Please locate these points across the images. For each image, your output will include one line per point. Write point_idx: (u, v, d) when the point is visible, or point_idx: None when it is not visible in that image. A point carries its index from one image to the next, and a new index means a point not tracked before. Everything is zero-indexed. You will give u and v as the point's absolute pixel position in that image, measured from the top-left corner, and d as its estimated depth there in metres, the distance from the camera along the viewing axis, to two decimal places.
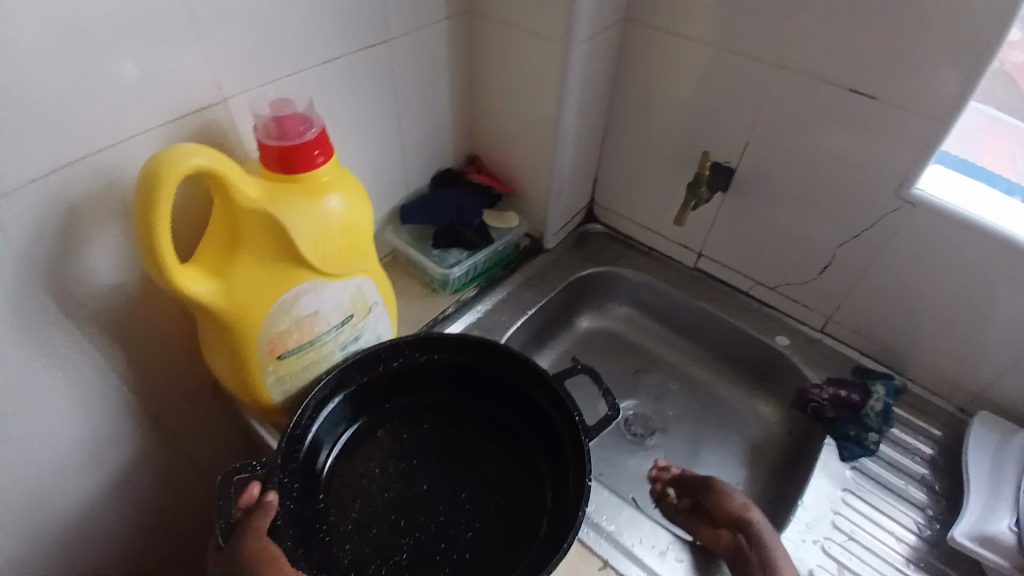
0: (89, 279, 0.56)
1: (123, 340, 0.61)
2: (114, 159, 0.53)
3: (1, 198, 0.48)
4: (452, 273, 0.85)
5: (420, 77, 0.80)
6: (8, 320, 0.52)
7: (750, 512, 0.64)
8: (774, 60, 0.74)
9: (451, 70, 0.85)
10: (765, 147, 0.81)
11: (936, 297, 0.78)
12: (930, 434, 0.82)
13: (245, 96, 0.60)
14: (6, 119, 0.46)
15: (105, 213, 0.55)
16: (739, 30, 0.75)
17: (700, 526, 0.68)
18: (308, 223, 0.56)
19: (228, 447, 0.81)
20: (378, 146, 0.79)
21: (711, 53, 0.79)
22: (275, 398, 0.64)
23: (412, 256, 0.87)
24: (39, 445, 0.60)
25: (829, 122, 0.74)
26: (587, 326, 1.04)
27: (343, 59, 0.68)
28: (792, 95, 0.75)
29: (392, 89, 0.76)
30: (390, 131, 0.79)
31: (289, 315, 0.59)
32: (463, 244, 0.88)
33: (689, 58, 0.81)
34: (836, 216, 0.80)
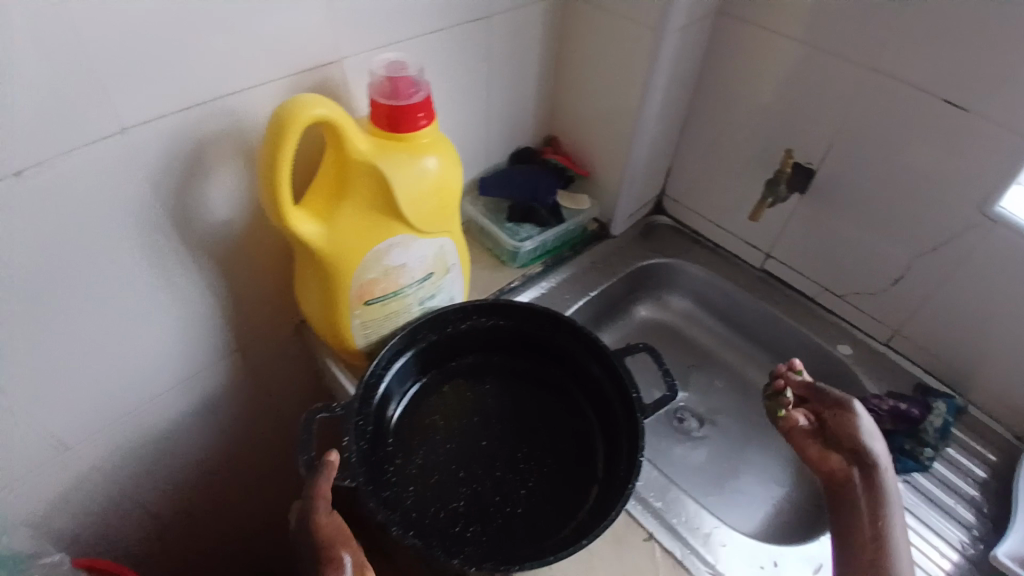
0: (208, 211, 0.62)
1: (226, 273, 0.67)
2: (243, 103, 0.58)
3: (148, 127, 0.53)
4: (523, 247, 0.88)
5: (513, 55, 0.83)
6: (137, 238, 0.58)
7: (875, 451, 0.68)
8: (870, 63, 0.74)
9: (542, 51, 0.88)
10: (850, 152, 0.81)
11: (1014, 320, 0.76)
12: (986, 458, 0.81)
13: (359, 57, 0.65)
14: (160, 55, 0.51)
15: (229, 153, 0.60)
16: (836, 30, 0.75)
17: (810, 440, 0.74)
18: (405, 181, 0.60)
19: (299, 389, 0.86)
20: (467, 118, 0.83)
21: (803, 51, 0.79)
22: (356, 342, 0.69)
23: (486, 227, 0.91)
24: (147, 357, 0.66)
25: (917, 130, 0.74)
26: (643, 316, 1.06)
27: (448, 30, 0.71)
28: (884, 99, 0.74)
29: (486, 62, 0.79)
30: (479, 104, 0.83)
31: (379, 265, 0.64)
32: (536, 220, 0.91)
33: (779, 56, 0.81)
34: (915, 227, 0.79)
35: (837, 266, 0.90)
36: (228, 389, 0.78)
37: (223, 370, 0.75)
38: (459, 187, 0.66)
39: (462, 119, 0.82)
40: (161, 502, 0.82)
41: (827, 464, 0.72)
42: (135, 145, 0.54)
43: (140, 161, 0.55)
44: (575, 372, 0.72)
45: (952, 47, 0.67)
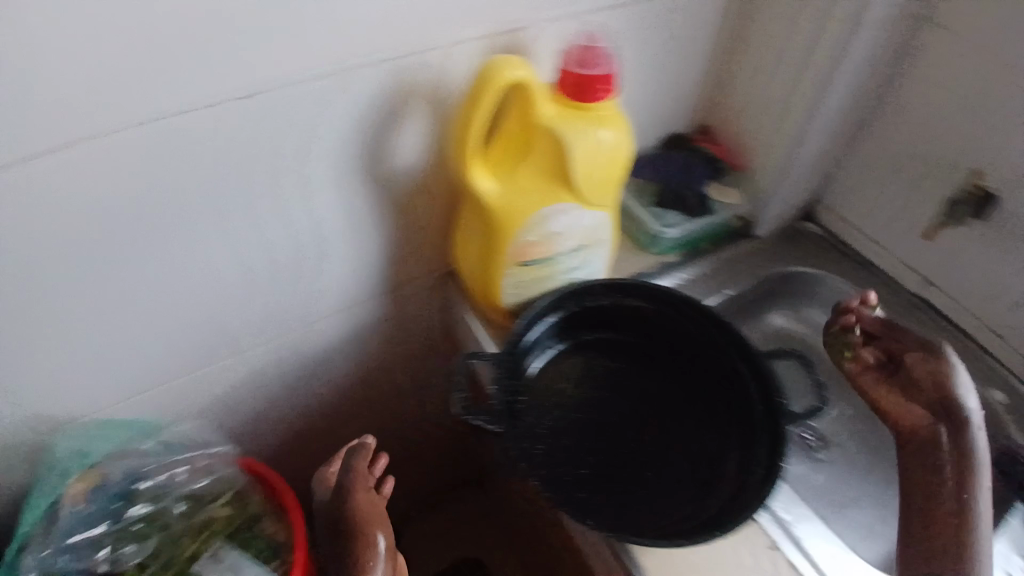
0: (393, 157, 0.66)
1: (396, 214, 0.72)
2: (441, 59, 0.62)
3: (359, 71, 0.58)
4: (666, 232, 0.84)
5: (690, 38, 0.81)
6: (328, 173, 0.64)
7: (965, 400, 0.67)
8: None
9: (719, 38, 0.85)
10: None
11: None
12: None
13: (550, 25, 0.66)
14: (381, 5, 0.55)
15: (420, 105, 0.64)
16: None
17: (883, 386, 0.73)
18: (579, 151, 0.61)
19: (430, 338, 0.91)
20: (634, 93, 0.82)
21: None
22: (504, 300, 0.72)
23: (628, 208, 0.87)
24: (314, 283, 0.73)
25: None
26: (779, 326, 0.99)
27: (635, 6, 0.71)
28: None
29: (666, 37, 0.78)
30: (648, 81, 0.81)
31: (541, 229, 0.66)
32: (683, 207, 0.87)
33: (992, 64, 0.74)
34: None
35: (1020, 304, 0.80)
36: (372, 326, 0.83)
37: (373, 305, 0.81)
38: (628, 162, 0.66)
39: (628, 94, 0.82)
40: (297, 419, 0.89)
41: (907, 415, 0.70)
42: (345, 87, 0.58)
43: (350, 97, 0.59)
44: (711, 365, 0.72)
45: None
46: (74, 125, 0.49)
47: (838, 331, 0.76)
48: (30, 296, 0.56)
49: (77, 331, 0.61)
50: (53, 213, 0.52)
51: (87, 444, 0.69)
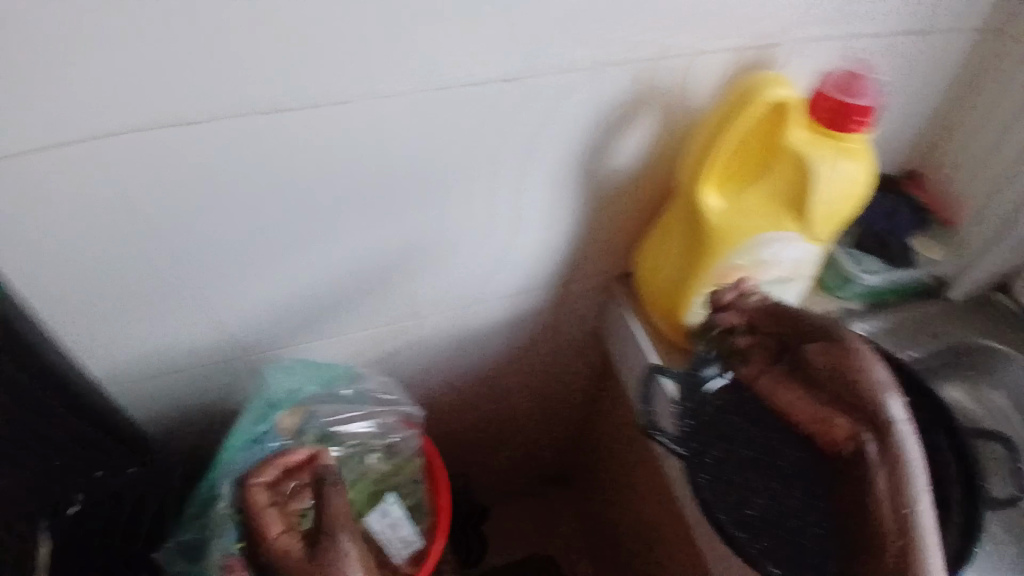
0: (609, 156, 0.65)
1: (593, 211, 0.70)
2: (686, 65, 0.60)
3: (608, 66, 0.58)
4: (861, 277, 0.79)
5: (929, 77, 0.75)
6: (546, 160, 0.64)
7: (891, 404, 0.54)
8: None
9: (962, 82, 0.77)
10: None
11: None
12: None
13: (799, 45, 0.63)
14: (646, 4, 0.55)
15: (652, 108, 0.62)
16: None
17: (783, 387, 0.60)
18: (820, 178, 0.58)
19: (578, 334, 0.89)
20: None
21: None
22: (688, 319, 0.68)
23: None
24: (497, 266, 0.73)
25: None
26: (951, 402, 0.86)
27: (886, 36, 0.67)
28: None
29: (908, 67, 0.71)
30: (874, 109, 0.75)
31: (754, 254, 0.63)
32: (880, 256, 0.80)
33: None
34: None
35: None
36: (530, 316, 0.82)
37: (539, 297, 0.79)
38: (861, 198, 0.62)
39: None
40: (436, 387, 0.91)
41: (787, 402, 0.60)
42: (589, 79, 0.58)
43: (594, 85, 0.59)
44: None
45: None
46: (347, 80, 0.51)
47: (718, 334, 0.65)
48: (258, 231, 0.59)
49: (287, 271, 0.64)
50: (306, 161, 0.55)
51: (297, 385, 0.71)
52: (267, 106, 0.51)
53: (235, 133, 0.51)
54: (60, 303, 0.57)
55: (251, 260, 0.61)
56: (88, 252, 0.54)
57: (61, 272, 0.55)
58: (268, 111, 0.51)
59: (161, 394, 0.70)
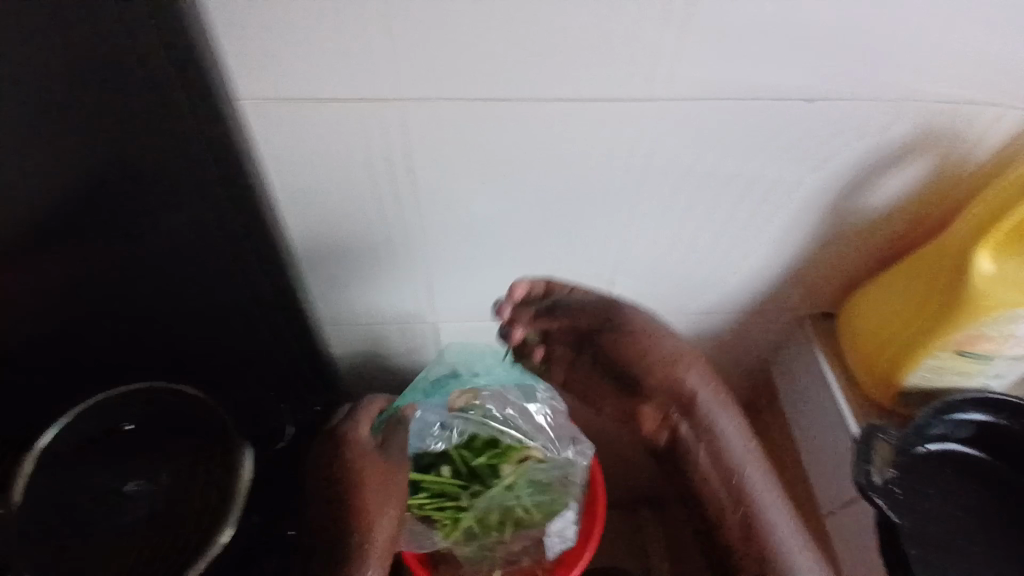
0: (859, 196, 0.61)
1: (822, 247, 0.67)
2: (985, 119, 0.54)
3: (899, 105, 0.53)
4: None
5: None
6: (792, 190, 0.60)
7: (681, 368, 0.56)
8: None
9: None
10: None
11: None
12: None
13: None
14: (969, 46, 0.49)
15: (925, 155, 0.57)
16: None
17: (591, 381, 0.58)
18: None
19: (753, 361, 0.85)
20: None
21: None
22: (906, 380, 0.64)
23: None
24: (701, 281, 0.70)
25: None
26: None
27: None
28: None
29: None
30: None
31: (1013, 328, 0.57)
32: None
33: None
34: None
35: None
36: (715, 333, 0.79)
37: (731, 319, 0.77)
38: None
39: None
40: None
41: (604, 404, 0.59)
42: (874, 115, 0.53)
43: (885, 122, 0.54)
44: None
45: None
46: (645, 80, 0.50)
47: (526, 355, 0.59)
48: (497, 209, 0.60)
49: (509, 247, 0.64)
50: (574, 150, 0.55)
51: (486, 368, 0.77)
52: (561, 92, 0.50)
53: (521, 113, 0.51)
54: (310, 236, 0.61)
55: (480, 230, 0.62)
56: (350, 198, 0.57)
57: (321, 211, 0.58)
58: (558, 99, 0.51)
59: (357, 330, 0.75)
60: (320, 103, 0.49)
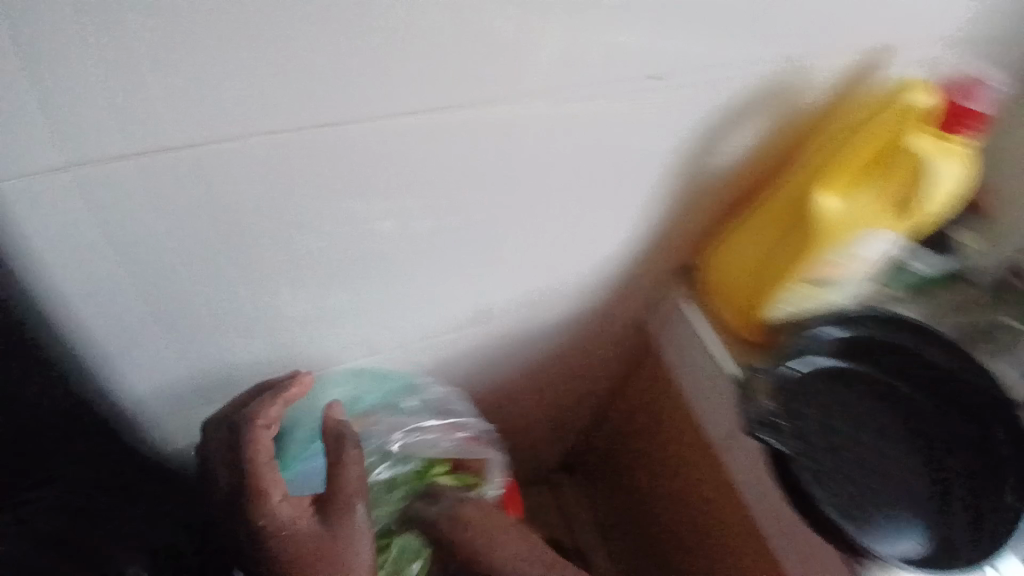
0: (705, 156, 0.63)
1: (682, 207, 0.68)
2: (801, 68, 0.58)
3: (728, 67, 0.54)
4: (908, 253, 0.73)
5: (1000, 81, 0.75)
6: (644, 160, 0.60)
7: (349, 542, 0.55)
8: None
9: None
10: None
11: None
12: None
13: (907, 55, 0.62)
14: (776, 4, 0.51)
15: (758, 110, 0.60)
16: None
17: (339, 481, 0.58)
18: (946, 180, 0.57)
19: (634, 322, 0.85)
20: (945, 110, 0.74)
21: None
22: (770, 316, 0.67)
23: None
24: (569, 261, 0.69)
25: None
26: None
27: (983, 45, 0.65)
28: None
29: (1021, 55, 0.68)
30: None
31: (853, 253, 0.61)
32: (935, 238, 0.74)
33: None
34: None
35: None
36: (596, 304, 0.79)
37: (608, 287, 0.77)
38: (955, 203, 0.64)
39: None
40: (483, 381, 0.85)
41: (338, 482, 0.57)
42: (708, 79, 0.54)
43: (720, 84, 0.56)
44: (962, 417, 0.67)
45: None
46: (483, 77, 0.46)
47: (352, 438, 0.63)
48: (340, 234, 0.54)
49: (366, 267, 0.59)
50: (427, 154, 0.50)
51: (357, 391, 0.70)
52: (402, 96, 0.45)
53: (365, 131, 0.46)
54: (133, 302, 0.52)
55: (339, 257, 0.56)
56: (168, 251, 0.49)
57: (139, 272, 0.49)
58: (393, 112, 0.46)
59: (221, 400, 0.66)
60: (106, 151, 0.41)
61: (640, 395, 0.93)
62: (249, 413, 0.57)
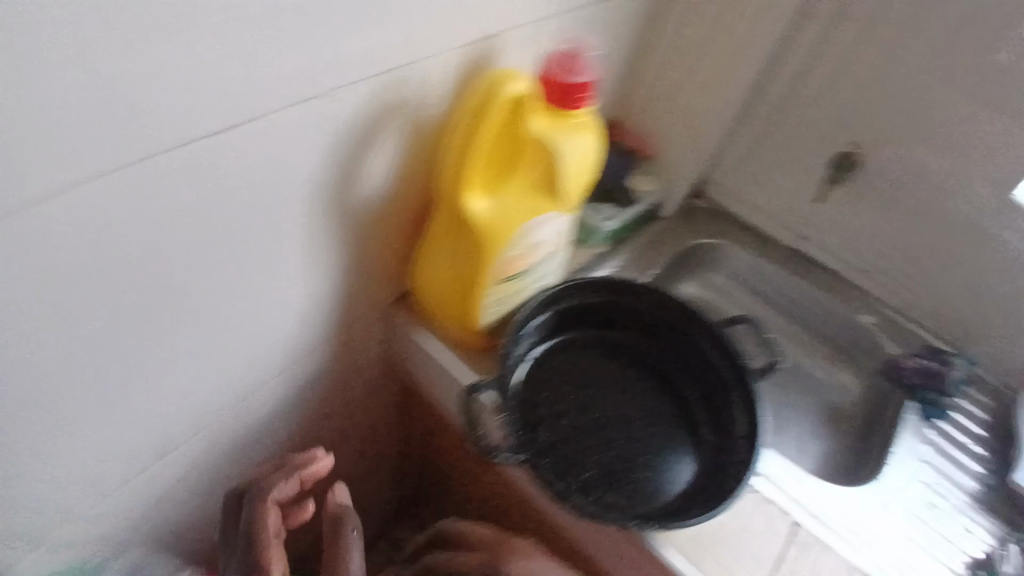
0: (356, 185, 0.60)
1: (363, 233, 0.65)
2: (412, 76, 0.56)
3: (329, 96, 0.51)
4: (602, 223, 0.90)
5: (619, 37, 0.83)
6: (291, 207, 0.55)
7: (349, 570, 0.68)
8: (965, 25, 0.79)
9: (635, 37, 0.88)
10: (916, 120, 0.87)
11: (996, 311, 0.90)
12: (987, 404, 0.92)
13: (520, 30, 0.63)
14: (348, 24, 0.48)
15: (388, 127, 0.58)
16: (935, 11, 0.81)
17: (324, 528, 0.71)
18: (571, 160, 0.60)
19: (381, 360, 0.85)
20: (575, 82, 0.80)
21: (902, 28, 0.84)
22: (483, 320, 0.69)
23: None
24: (262, 325, 0.63)
25: (972, 115, 0.82)
26: (686, 293, 1.09)
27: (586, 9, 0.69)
28: (971, 91, 0.81)
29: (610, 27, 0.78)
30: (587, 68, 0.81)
31: (525, 243, 0.64)
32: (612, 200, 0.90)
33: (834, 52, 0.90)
34: (941, 210, 0.90)
35: (894, 240, 0.96)
36: (325, 349, 0.74)
37: (329, 330, 0.72)
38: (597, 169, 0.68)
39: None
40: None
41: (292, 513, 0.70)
42: (313, 113, 0.51)
43: (331, 114, 0.52)
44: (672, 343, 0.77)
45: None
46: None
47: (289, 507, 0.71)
48: None
49: None
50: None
51: None
52: None
53: None
54: None
55: None
56: None
57: None
58: None
59: None
60: None
61: (420, 418, 0.95)
62: (258, 491, 0.67)
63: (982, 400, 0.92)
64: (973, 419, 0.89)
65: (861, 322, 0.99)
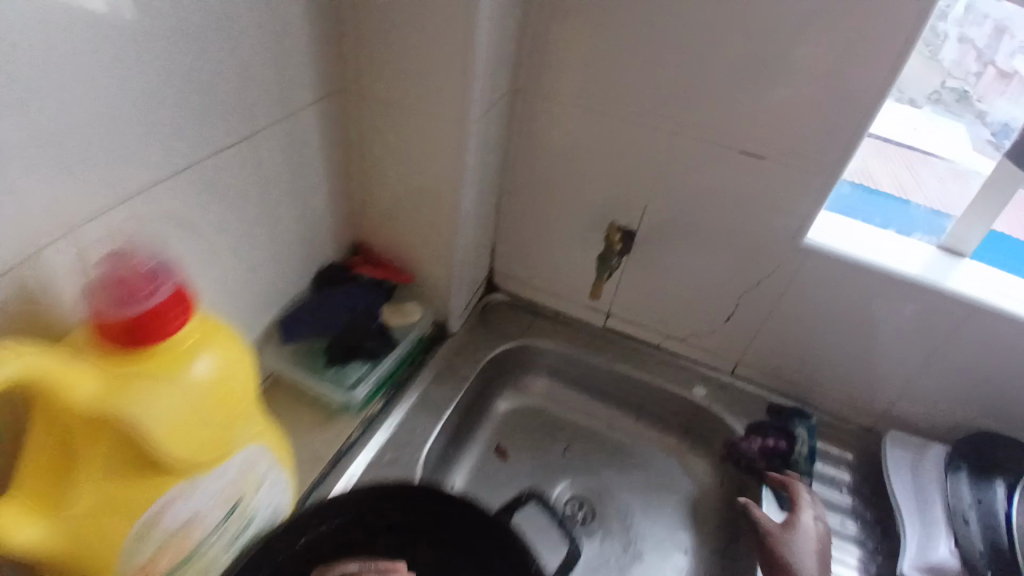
0: None
1: None
2: None
3: None
4: (353, 396, 0.69)
5: (296, 171, 0.65)
6: None
7: None
8: (689, 84, 0.69)
9: (330, 160, 0.71)
10: (672, 185, 0.77)
11: (811, 354, 0.84)
12: (845, 460, 0.85)
13: (70, 240, 0.45)
14: None
15: None
16: (653, 73, 0.69)
17: None
18: (166, 416, 0.43)
19: None
20: (221, 253, 0.59)
21: (626, 94, 0.72)
22: None
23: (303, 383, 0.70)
24: None
25: (729, 169, 0.72)
26: (504, 410, 0.93)
27: (186, 172, 0.52)
28: (714, 149, 0.72)
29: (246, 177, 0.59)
30: (242, 234, 0.60)
31: (155, 533, 0.46)
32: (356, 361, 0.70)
33: (570, 125, 0.77)
34: (731, 268, 0.81)
35: (695, 304, 0.86)
36: None
37: None
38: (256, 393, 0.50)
39: (209, 270, 0.58)
40: None
41: None
42: None
43: None
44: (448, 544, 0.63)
45: (766, 67, 0.65)
46: None
47: None
48: None
49: None
50: None
51: None
52: None
53: None
54: None
55: None
56: None
57: None
58: None
59: None
60: None
61: None
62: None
63: (829, 453, 0.86)
64: (831, 489, 0.81)
65: (693, 398, 0.89)
